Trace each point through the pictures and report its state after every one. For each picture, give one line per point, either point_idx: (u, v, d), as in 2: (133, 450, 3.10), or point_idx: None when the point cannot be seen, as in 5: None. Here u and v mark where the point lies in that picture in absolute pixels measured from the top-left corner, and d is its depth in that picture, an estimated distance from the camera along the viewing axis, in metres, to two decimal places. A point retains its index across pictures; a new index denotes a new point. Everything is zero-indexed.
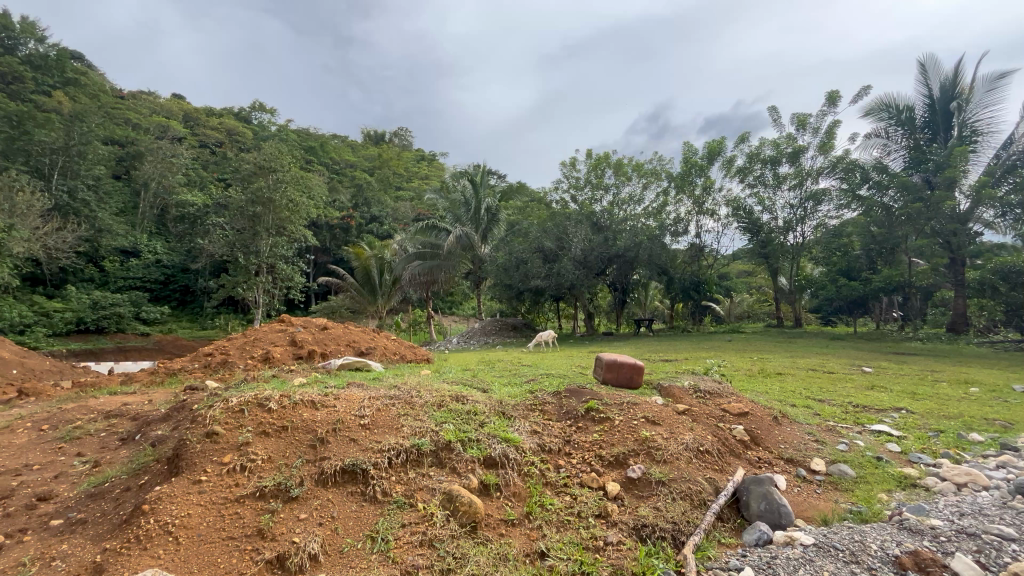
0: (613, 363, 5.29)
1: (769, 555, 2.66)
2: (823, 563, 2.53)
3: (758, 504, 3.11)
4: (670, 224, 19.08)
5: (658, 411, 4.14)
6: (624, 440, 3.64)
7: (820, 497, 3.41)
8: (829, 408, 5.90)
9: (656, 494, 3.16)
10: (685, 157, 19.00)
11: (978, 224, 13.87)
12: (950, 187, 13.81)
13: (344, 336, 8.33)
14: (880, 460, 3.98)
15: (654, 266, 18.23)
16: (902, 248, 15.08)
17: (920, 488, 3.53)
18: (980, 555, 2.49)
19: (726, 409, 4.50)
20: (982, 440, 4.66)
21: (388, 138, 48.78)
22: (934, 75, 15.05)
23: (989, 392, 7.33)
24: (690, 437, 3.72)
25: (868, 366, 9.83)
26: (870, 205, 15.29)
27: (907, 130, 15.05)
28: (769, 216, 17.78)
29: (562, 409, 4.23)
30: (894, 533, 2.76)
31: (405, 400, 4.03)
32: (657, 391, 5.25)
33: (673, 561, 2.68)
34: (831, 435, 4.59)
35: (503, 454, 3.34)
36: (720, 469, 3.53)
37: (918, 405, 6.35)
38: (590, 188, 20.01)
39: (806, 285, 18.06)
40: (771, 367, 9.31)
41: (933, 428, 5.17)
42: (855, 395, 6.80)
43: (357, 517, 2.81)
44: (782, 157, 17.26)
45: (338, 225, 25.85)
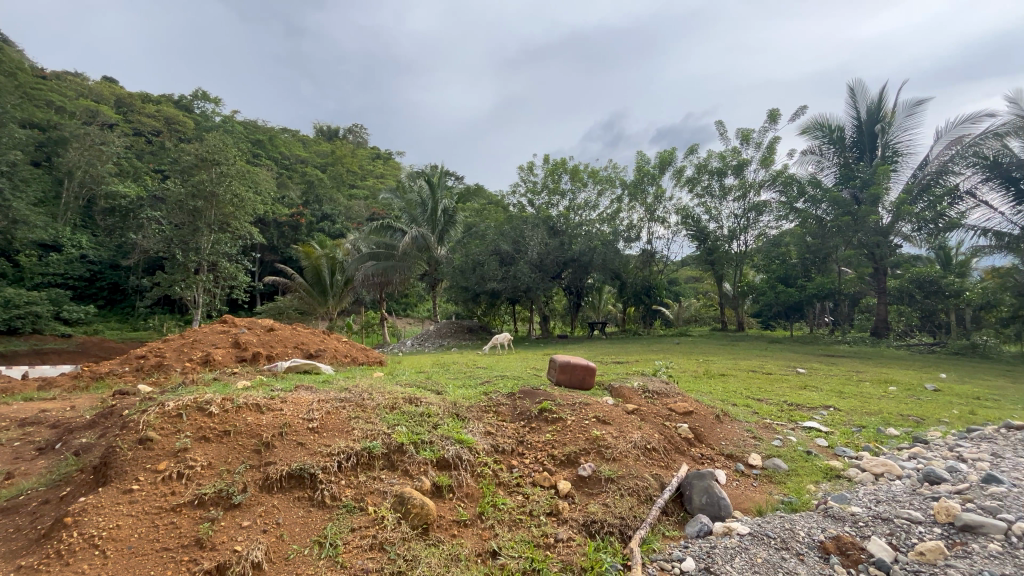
0: (566, 364, 5.40)
1: (708, 546, 2.80)
2: (757, 550, 2.70)
3: (700, 497, 3.27)
4: (624, 230, 19.63)
5: (609, 411, 4.28)
6: (576, 440, 3.73)
7: (756, 489, 3.63)
8: (766, 406, 6.29)
9: (605, 491, 3.26)
10: (638, 166, 19.66)
11: (898, 237, 15.15)
12: (875, 203, 15.04)
13: (292, 338, 8.03)
14: (810, 454, 4.29)
15: (608, 270, 18.69)
16: (833, 258, 16.23)
17: (843, 478, 3.84)
18: (892, 537, 2.73)
19: (672, 408, 4.70)
20: (897, 434, 5.12)
21: (343, 134, 47.43)
22: (862, 99, 16.35)
23: (905, 391, 8.06)
24: (638, 435, 3.86)
25: (803, 367, 10.51)
26: (805, 217, 16.39)
27: (838, 149, 16.27)
28: (715, 225, 18.70)
29: (516, 409, 4.28)
30: (820, 521, 2.98)
31: (357, 402, 3.95)
32: (609, 391, 5.40)
33: (621, 555, 2.78)
34: (767, 431, 4.90)
35: (456, 456, 3.33)
36: (665, 465, 3.68)
37: (844, 402, 6.89)
38: (547, 192, 20.28)
39: (748, 291, 19.09)
40: (715, 368, 9.79)
41: (857, 423, 5.63)
42: (790, 394, 7.28)
43: (304, 523, 2.72)
44: (728, 169, 18.20)
45: (287, 222, 24.85)
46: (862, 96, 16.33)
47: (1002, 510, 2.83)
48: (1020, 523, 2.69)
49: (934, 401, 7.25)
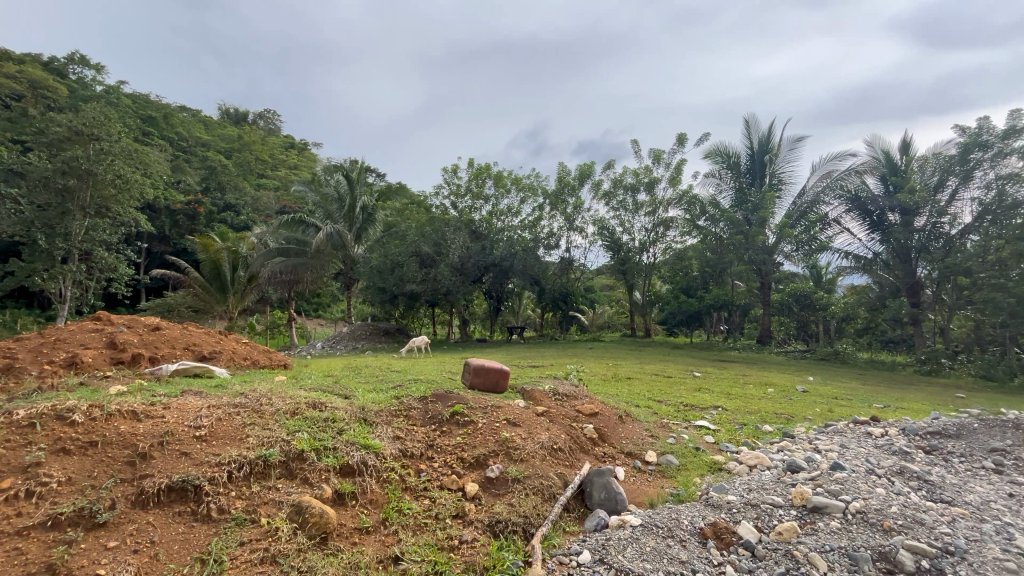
0: (480, 368, 5.46)
1: (604, 538, 2.98)
2: (646, 540, 2.92)
3: (599, 493, 3.46)
4: (544, 238, 20.20)
5: (520, 413, 4.39)
6: (486, 442, 3.80)
7: (650, 483, 3.95)
8: (664, 407, 6.83)
9: (511, 492, 3.35)
10: (559, 177, 20.39)
11: (781, 256, 17.10)
12: (763, 225, 16.86)
13: (182, 338, 7.28)
14: (698, 450, 4.73)
15: (528, 276, 19.10)
16: (727, 273, 17.97)
17: (724, 470, 4.28)
18: (759, 520, 3.09)
19: (580, 409, 4.95)
20: (770, 430, 5.82)
21: (252, 119, 43.85)
22: (755, 133, 18.33)
23: (780, 392, 9.17)
24: (546, 436, 4.01)
25: (699, 371, 11.54)
26: (705, 234, 18.01)
27: (734, 174, 18.08)
28: (628, 237, 19.88)
29: (428, 413, 4.25)
30: (702, 510, 3.28)
31: (254, 408, 3.68)
32: (521, 394, 5.54)
33: (522, 552, 2.87)
34: (663, 430, 5.32)
35: (361, 461, 3.23)
36: (569, 464, 3.86)
37: (730, 403, 7.68)
38: (471, 196, 20.32)
39: (655, 300, 20.52)
40: (622, 372, 10.43)
41: (739, 421, 6.31)
42: (686, 396, 7.95)
43: (184, 540, 2.50)
44: (640, 186, 19.47)
45: (181, 210, 22.49)
46: (755, 130, 18.32)
47: (843, 492, 3.32)
48: (855, 501, 3.16)
49: (801, 401, 8.34)
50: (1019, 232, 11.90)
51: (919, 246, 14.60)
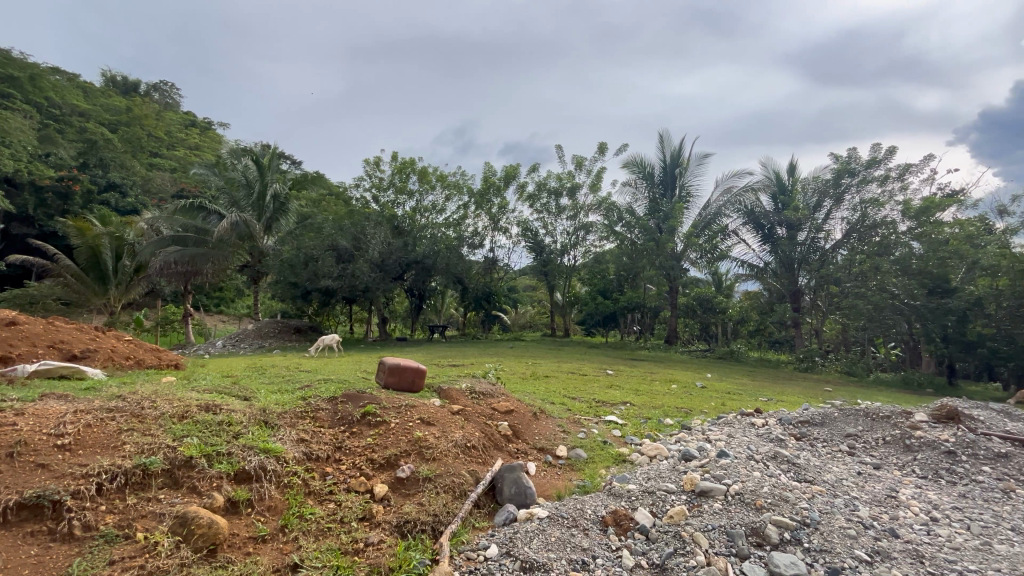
0: (396, 367, 5.35)
1: (512, 532, 3.06)
2: (552, 531, 3.04)
3: (509, 488, 3.53)
4: (468, 237, 20.13)
5: (434, 412, 4.36)
6: (398, 442, 3.73)
7: (560, 476, 4.11)
8: (578, 404, 7.13)
9: (421, 491, 3.32)
10: (485, 177, 20.48)
11: (687, 263, 18.41)
12: (672, 233, 18.12)
13: (45, 335, 6.33)
14: (605, 443, 5.00)
15: (451, 274, 18.92)
16: (640, 277, 19.12)
17: (627, 461, 4.56)
18: (654, 506, 3.34)
19: (495, 407, 5.02)
20: (671, 423, 6.32)
21: (143, 89, 39.07)
22: (667, 147, 19.68)
23: (682, 387, 9.96)
24: (460, 434, 4.03)
25: (612, 369, 12.16)
26: (621, 239, 19.03)
27: (648, 184, 19.27)
28: (550, 239, 20.45)
29: (337, 414, 4.08)
30: (604, 499, 3.48)
31: (133, 412, 3.33)
32: (437, 393, 5.50)
33: (430, 550, 2.87)
34: (574, 425, 5.56)
35: (260, 467, 3.05)
36: (482, 461, 3.90)
37: (638, 398, 8.21)
38: (394, 191, 19.75)
39: (574, 301, 21.26)
40: (540, 371, 10.71)
41: (644, 416, 6.76)
42: (598, 393, 8.34)
43: (37, 562, 2.22)
44: (563, 190, 20.11)
45: (51, 188, 19.52)
46: (667, 145, 19.68)
47: (725, 476, 3.68)
48: (735, 484, 3.52)
49: (699, 396, 9.14)
50: (877, 248, 14.01)
51: (800, 258, 16.48)
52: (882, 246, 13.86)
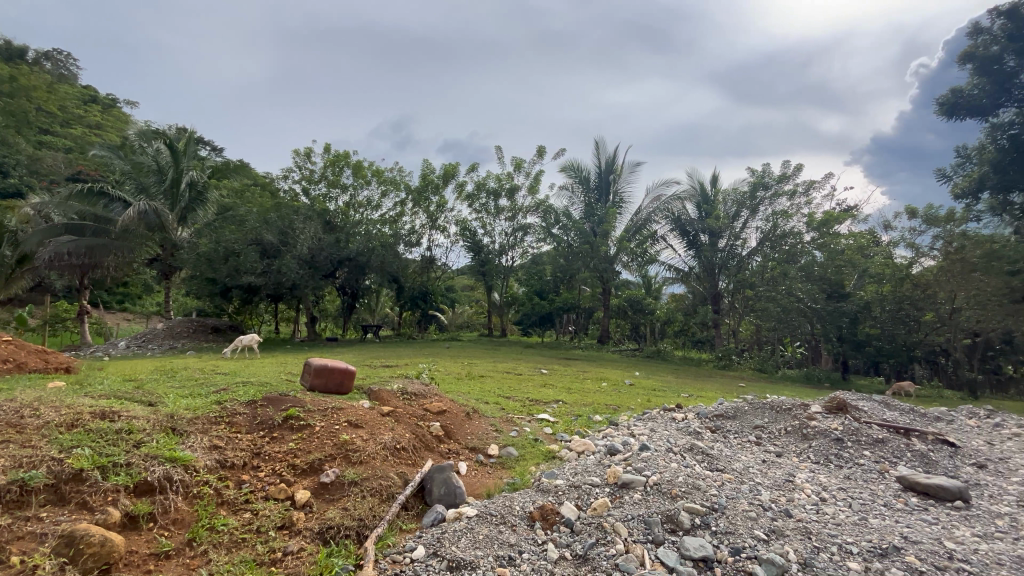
0: (322, 368, 5.14)
1: (440, 532, 3.05)
2: (480, 529, 3.08)
3: (439, 489, 3.51)
4: (405, 234, 19.68)
5: (363, 414, 4.24)
6: (322, 446, 3.59)
7: (490, 475, 4.15)
8: (512, 403, 7.22)
9: (346, 495, 3.23)
10: (423, 174, 20.16)
11: (620, 265, 19.06)
12: (606, 237, 18.78)
13: None
14: (536, 441, 5.11)
15: (386, 273, 18.38)
16: (575, 278, 19.65)
17: (556, 458, 4.70)
18: (578, 500, 3.47)
19: (427, 408, 4.97)
20: (599, 419, 6.58)
21: (31, 56, 34.40)
22: (602, 155, 20.40)
23: (612, 385, 10.40)
24: (389, 436, 3.95)
25: (546, 368, 12.39)
26: (558, 241, 19.52)
27: (584, 189, 19.86)
28: (488, 240, 20.50)
29: (256, 419, 3.86)
30: (533, 496, 3.56)
31: (8, 422, 3.00)
32: (367, 395, 5.36)
33: (354, 555, 2.80)
34: (507, 424, 5.63)
35: (165, 477, 2.83)
36: (412, 463, 3.85)
37: (569, 396, 8.45)
38: (326, 184, 18.89)
39: (511, 302, 21.43)
40: (476, 371, 10.71)
41: (575, 413, 6.99)
42: (531, 392, 8.46)
43: None
44: (502, 192, 20.24)
45: None
46: (602, 152, 20.41)
47: (646, 468, 3.90)
48: (654, 475, 3.73)
49: (627, 393, 9.60)
50: (785, 256, 15.58)
51: (721, 263, 17.71)
52: (790, 255, 15.52)
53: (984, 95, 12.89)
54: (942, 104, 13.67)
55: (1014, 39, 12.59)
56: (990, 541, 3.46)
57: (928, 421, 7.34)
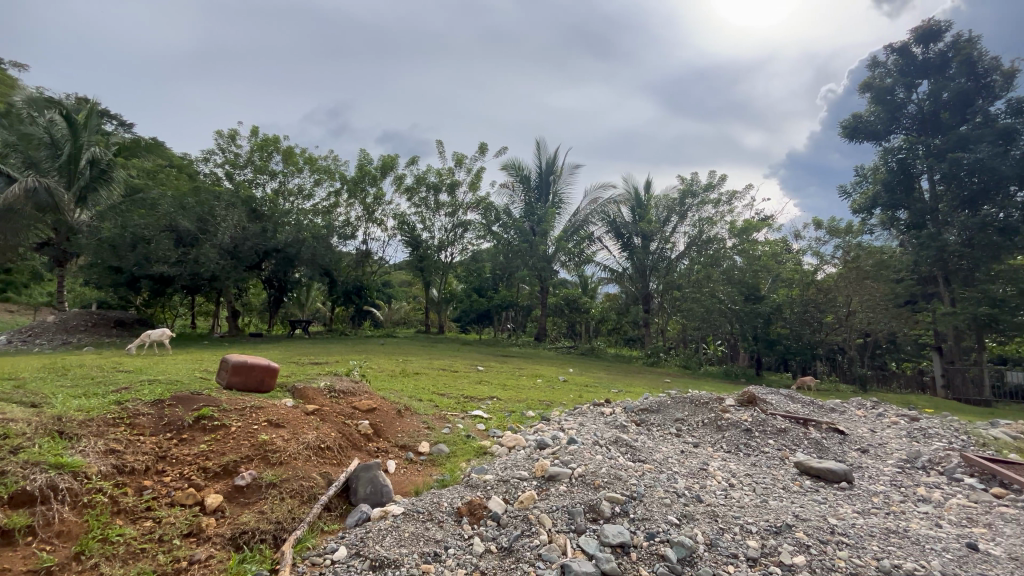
0: (241, 365, 4.84)
1: (363, 532, 3.00)
2: (406, 526, 3.05)
3: (364, 488, 3.43)
4: (339, 226, 18.88)
5: (285, 413, 4.04)
6: (238, 447, 3.39)
7: (420, 473, 4.11)
8: (446, 400, 7.18)
9: (263, 498, 3.07)
10: (360, 164, 19.47)
11: (558, 264, 19.48)
12: (544, 236, 19.14)
13: None
14: (468, 437, 5.12)
15: (317, 266, 17.50)
16: (514, 276, 19.83)
17: (487, 453, 4.73)
18: (506, 493, 3.53)
19: (356, 406, 4.83)
20: (532, 415, 6.72)
21: None
22: (543, 156, 20.73)
23: (547, 382, 10.65)
24: (313, 435, 3.80)
25: (482, 365, 12.43)
26: (498, 239, 19.66)
27: (524, 188, 20.08)
28: (427, 235, 20.19)
29: (162, 419, 3.57)
30: (461, 491, 3.58)
31: None
32: (291, 393, 5.12)
33: (269, 560, 2.69)
34: (439, 421, 5.59)
35: (48, 486, 2.57)
36: (337, 462, 3.73)
37: (504, 393, 8.56)
38: (252, 169, 17.71)
39: (450, 298, 21.29)
40: (411, 368, 10.53)
41: (509, 409, 7.09)
42: (466, 388, 8.47)
43: None
44: (442, 186, 19.99)
45: None
46: (543, 153, 20.74)
47: (571, 461, 4.04)
48: (579, 467, 3.88)
49: (560, 389, 9.87)
50: (708, 260, 16.68)
51: (652, 265, 18.64)
52: (714, 259, 16.18)
53: (879, 122, 14.50)
54: (846, 128, 15.19)
55: (904, 74, 14.30)
56: (866, 516, 3.92)
57: (824, 412, 8.19)
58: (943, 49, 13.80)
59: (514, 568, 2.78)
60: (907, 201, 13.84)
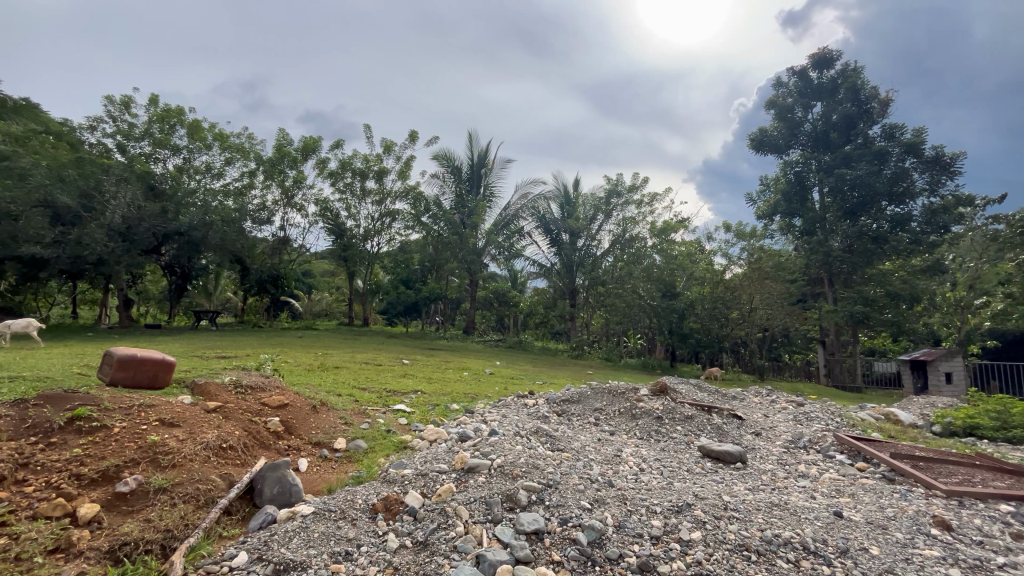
0: (127, 359, 4.35)
1: (268, 535, 2.82)
2: (315, 527, 2.92)
3: (271, 489, 3.22)
4: (254, 210, 17.49)
5: (181, 411, 3.69)
6: (122, 450, 3.06)
7: (334, 470, 3.95)
8: (367, 394, 6.95)
9: (150, 506, 2.79)
10: (278, 144, 18.18)
11: (487, 257, 19.51)
12: (475, 229, 19.06)
13: None
14: (389, 431, 4.99)
15: (227, 252, 16.11)
16: (443, 269, 19.57)
17: (408, 448, 4.64)
18: (424, 487, 3.49)
19: (265, 402, 4.52)
20: (456, 407, 6.70)
21: None
22: (474, 148, 20.55)
23: (472, 374, 10.68)
24: (213, 435, 3.50)
25: (408, 358, 12.17)
26: (427, 230, 19.28)
27: (455, 179, 19.84)
28: (352, 223, 19.34)
29: (25, 422, 3.14)
30: (377, 487, 3.49)
31: None
32: (189, 390, 4.69)
33: (155, 573, 2.46)
34: (358, 416, 5.38)
35: None
36: (241, 463, 3.47)
37: (428, 386, 8.46)
38: (150, 142, 15.89)
39: (376, 290, 20.56)
40: (330, 361, 10.07)
41: (433, 403, 7.01)
42: (389, 382, 8.25)
43: None
44: (369, 173, 19.20)
45: None
46: (475, 146, 20.59)
47: (491, 452, 4.07)
48: (498, 458, 3.93)
49: (486, 381, 9.96)
50: (630, 257, 17.56)
51: (578, 261, 19.29)
52: (635, 257, 17.03)
53: (781, 137, 16.01)
54: (753, 140, 16.61)
55: (802, 95, 15.87)
56: (756, 492, 4.36)
57: (726, 399, 8.96)
58: (834, 76, 15.49)
59: (428, 561, 2.75)
60: (801, 210, 15.40)
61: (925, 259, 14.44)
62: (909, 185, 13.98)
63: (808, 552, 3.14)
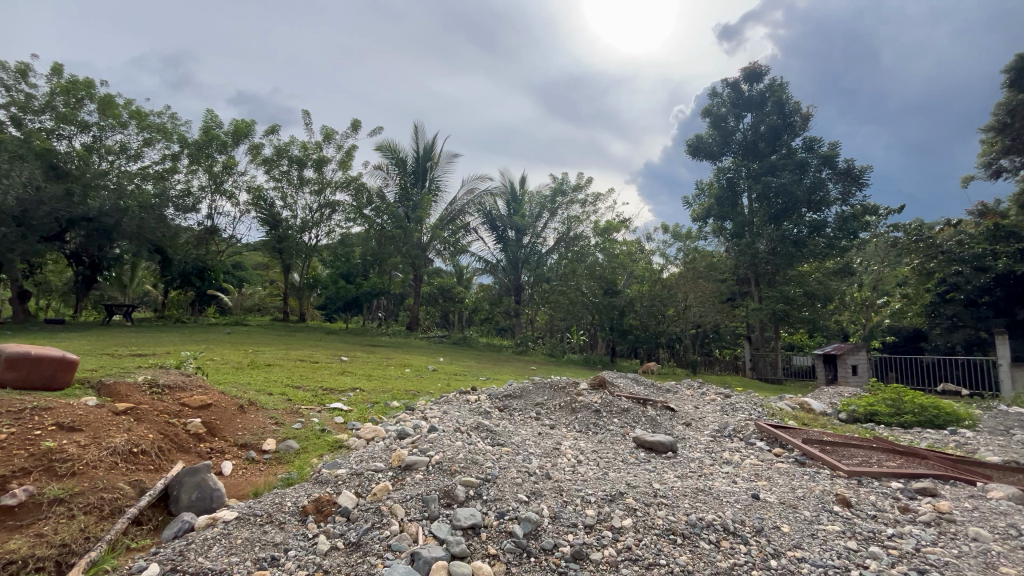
0: (19, 358, 3.90)
1: (183, 545, 2.63)
2: (239, 533, 2.76)
3: (188, 495, 3.00)
4: (177, 196, 16.15)
5: (84, 414, 3.36)
6: (10, 459, 2.75)
7: (262, 473, 3.75)
8: (301, 393, 6.63)
9: (42, 519, 2.51)
10: (205, 127, 16.92)
11: (432, 252, 19.22)
12: (419, 223, 18.67)
13: None
14: (323, 430, 4.79)
15: (144, 242, 14.75)
16: (386, 263, 19.05)
17: (343, 447, 4.48)
18: (359, 487, 3.39)
19: (185, 402, 4.21)
20: (396, 405, 6.55)
21: None
22: (420, 141, 20.15)
23: (415, 371, 10.49)
24: (122, 439, 3.22)
25: (347, 356, 11.76)
26: (370, 223, 18.67)
27: (399, 171, 19.33)
28: (288, 213, 18.39)
29: None
30: (307, 489, 3.34)
31: None
32: (95, 391, 4.28)
33: None
34: (290, 416, 5.12)
35: None
36: (154, 468, 3.21)
37: (368, 384, 8.21)
38: (53, 116, 14.22)
39: (314, 284, 19.69)
40: (262, 359, 9.53)
41: (372, 400, 6.81)
42: (326, 380, 7.91)
43: None
44: (308, 161, 18.30)
45: None
46: (421, 139, 20.21)
47: (430, 450, 4.02)
48: (437, 455, 3.89)
49: (428, 377, 9.82)
50: (574, 254, 17.94)
51: (524, 258, 19.47)
52: (579, 255, 17.40)
53: (715, 144, 16.95)
54: (689, 146, 17.47)
55: (734, 106, 16.88)
56: (684, 479, 4.61)
57: (661, 392, 9.40)
58: (762, 90, 16.59)
59: (361, 562, 2.68)
60: (731, 214, 16.37)
61: (837, 262, 15.84)
62: (824, 194, 15.26)
63: (728, 532, 3.36)
